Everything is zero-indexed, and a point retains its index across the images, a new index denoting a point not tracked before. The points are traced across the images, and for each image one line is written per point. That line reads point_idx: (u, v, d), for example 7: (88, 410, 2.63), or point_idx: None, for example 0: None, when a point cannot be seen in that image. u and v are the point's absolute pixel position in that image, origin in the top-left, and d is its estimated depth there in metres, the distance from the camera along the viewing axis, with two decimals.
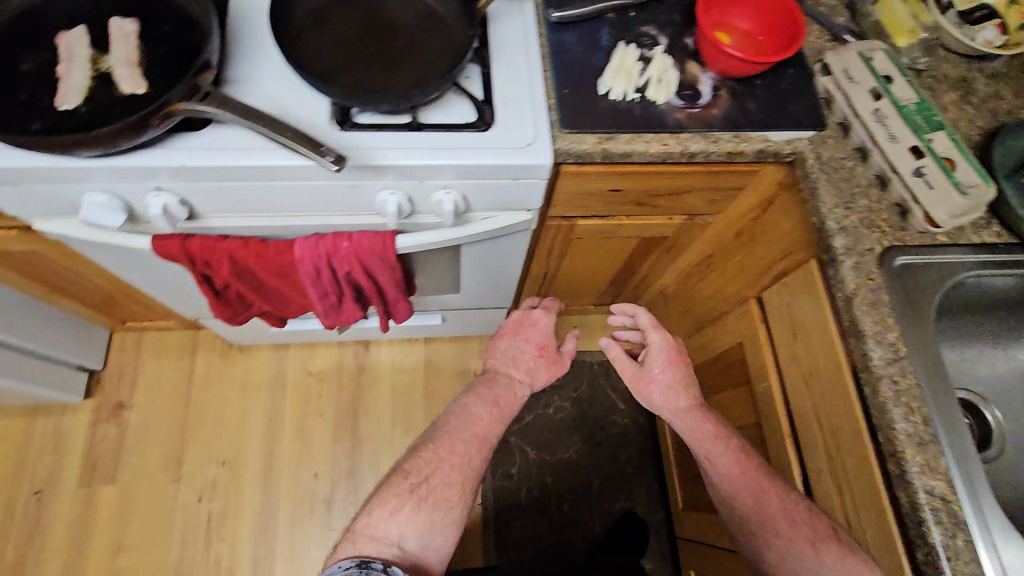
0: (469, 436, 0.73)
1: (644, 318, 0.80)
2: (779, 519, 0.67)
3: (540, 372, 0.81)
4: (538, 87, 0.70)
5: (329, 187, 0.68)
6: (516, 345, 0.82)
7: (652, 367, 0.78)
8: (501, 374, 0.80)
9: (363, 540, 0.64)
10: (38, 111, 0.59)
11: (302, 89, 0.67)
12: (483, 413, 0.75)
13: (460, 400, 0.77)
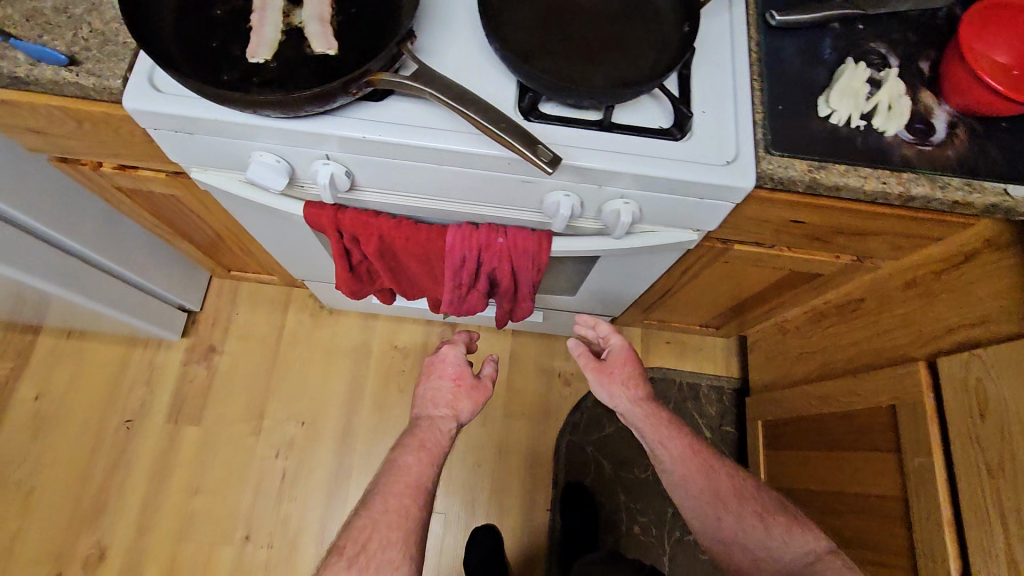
0: (400, 489, 0.73)
1: (604, 328, 0.87)
2: (728, 496, 0.80)
3: (462, 404, 0.83)
4: (746, 98, 0.62)
5: (501, 179, 0.63)
6: (439, 384, 0.84)
7: (612, 367, 0.84)
8: (429, 421, 0.81)
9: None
10: (229, 62, 0.57)
11: (490, 69, 0.62)
12: (411, 462, 0.76)
13: (388, 458, 0.78)
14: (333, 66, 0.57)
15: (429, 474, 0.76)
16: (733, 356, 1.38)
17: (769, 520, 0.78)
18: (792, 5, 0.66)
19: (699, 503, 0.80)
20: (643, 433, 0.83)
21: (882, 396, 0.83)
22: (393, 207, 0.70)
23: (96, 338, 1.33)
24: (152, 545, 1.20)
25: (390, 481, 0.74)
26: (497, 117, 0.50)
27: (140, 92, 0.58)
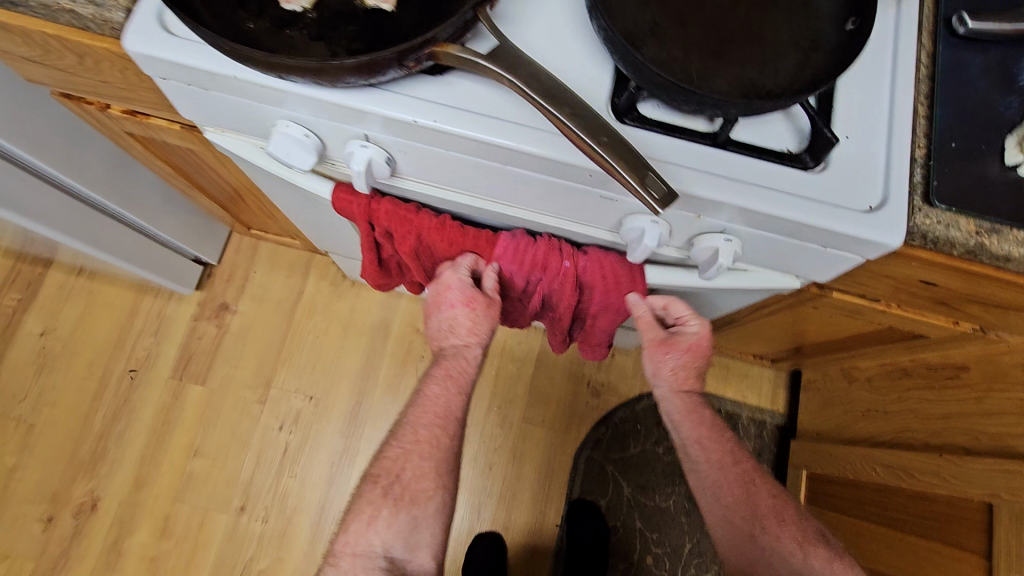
0: (431, 419, 0.63)
1: (678, 307, 0.67)
2: (767, 515, 0.68)
3: (484, 327, 0.63)
4: (906, 127, 0.48)
5: (576, 191, 0.50)
6: (453, 315, 0.62)
7: (675, 348, 0.67)
8: (451, 356, 0.65)
9: (343, 556, 0.59)
10: (257, 5, 0.45)
11: (582, 51, 0.49)
12: (440, 392, 0.64)
13: (415, 387, 0.67)
14: (387, 27, 0.45)
15: (460, 404, 0.65)
16: (782, 390, 1.26)
17: (785, 526, 0.68)
18: (981, 10, 0.51)
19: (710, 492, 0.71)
20: (677, 426, 0.72)
21: (975, 489, 0.71)
22: (439, 202, 0.58)
23: (107, 280, 1.26)
24: (146, 502, 1.15)
25: (420, 408, 0.64)
26: (601, 128, 0.37)
27: (146, 32, 0.46)
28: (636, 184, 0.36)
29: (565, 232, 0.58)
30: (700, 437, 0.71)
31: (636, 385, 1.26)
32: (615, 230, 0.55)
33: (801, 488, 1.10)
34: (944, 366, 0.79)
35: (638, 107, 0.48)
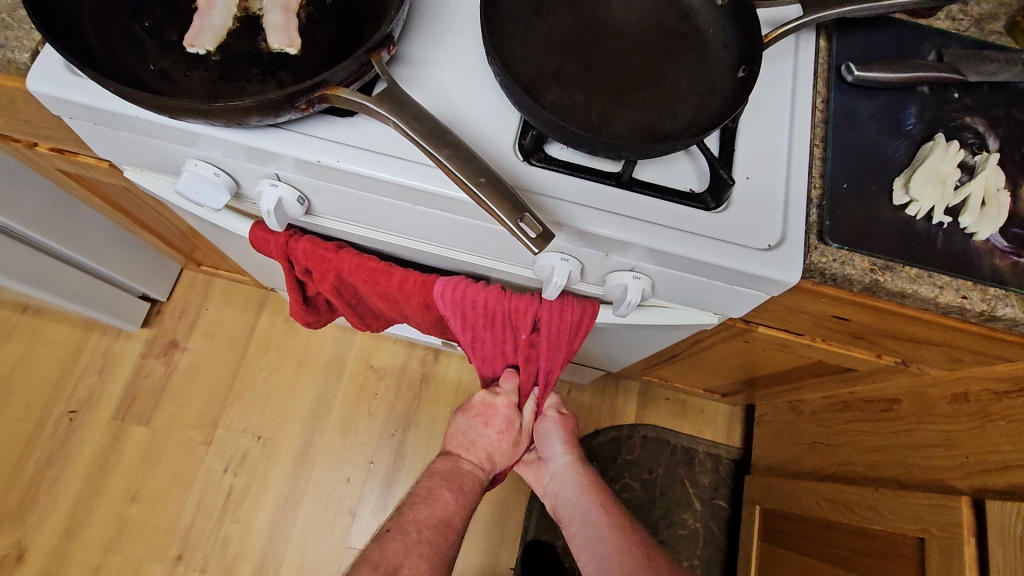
0: (435, 520, 0.70)
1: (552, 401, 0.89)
2: None
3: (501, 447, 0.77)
4: (802, 167, 0.50)
5: (484, 230, 0.51)
6: (479, 432, 0.76)
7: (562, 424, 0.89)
8: (466, 464, 0.76)
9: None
10: (163, 48, 0.46)
11: (487, 92, 0.50)
12: (446, 498, 0.72)
13: (420, 487, 0.74)
14: (290, 69, 0.46)
15: (462, 509, 0.73)
16: (737, 426, 1.25)
17: None
18: (869, 58, 0.53)
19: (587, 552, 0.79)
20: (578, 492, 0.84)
21: (909, 524, 0.70)
22: (359, 240, 0.59)
23: (52, 317, 1.23)
24: (76, 553, 1.10)
25: (424, 507, 0.71)
26: (478, 169, 0.40)
27: (49, 71, 0.47)
28: (512, 225, 0.39)
29: (487, 269, 0.58)
30: (590, 502, 0.83)
31: (593, 420, 1.25)
32: (532, 267, 0.55)
33: (755, 527, 1.08)
34: (878, 400, 0.80)
35: (544, 148, 0.49)
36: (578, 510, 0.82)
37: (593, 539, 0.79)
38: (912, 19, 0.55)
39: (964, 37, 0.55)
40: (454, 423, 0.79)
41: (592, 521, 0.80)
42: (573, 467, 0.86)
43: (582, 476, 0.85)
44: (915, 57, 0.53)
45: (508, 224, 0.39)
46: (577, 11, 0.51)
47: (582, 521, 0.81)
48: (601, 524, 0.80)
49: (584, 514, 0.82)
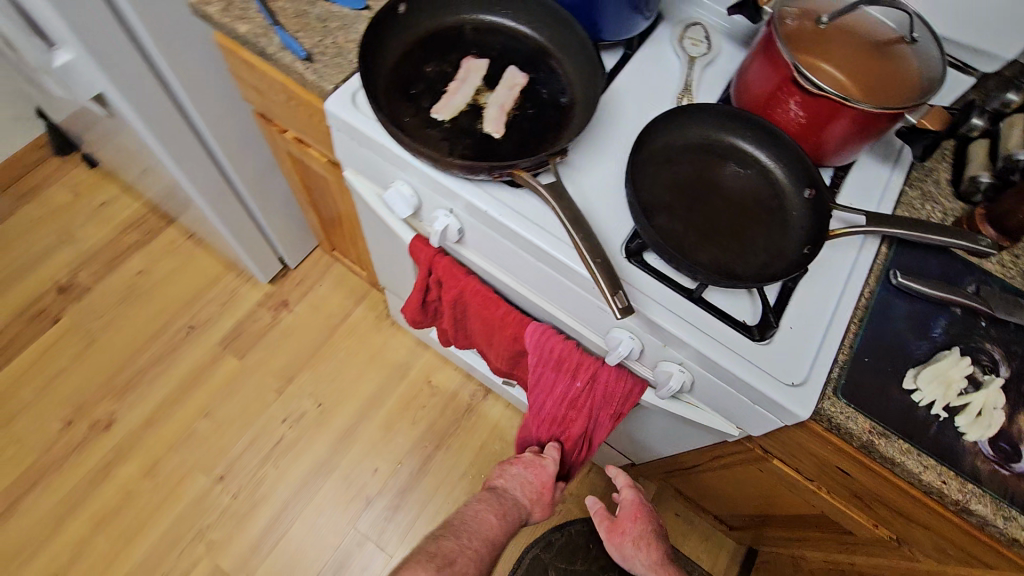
0: (479, 534, 0.78)
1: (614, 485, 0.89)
2: None
3: (537, 502, 0.87)
4: (836, 333, 0.63)
5: (580, 296, 0.67)
6: (523, 477, 0.86)
7: (624, 523, 0.88)
8: (509, 499, 0.85)
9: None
10: (416, 107, 0.69)
11: (617, 204, 0.67)
12: (489, 520, 0.80)
13: (469, 507, 0.83)
14: (491, 148, 0.67)
15: (500, 533, 0.80)
16: (733, 565, 1.29)
17: None
18: (919, 271, 0.67)
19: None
20: None
21: None
22: (483, 272, 0.77)
23: (206, 250, 1.51)
24: (148, 440, 1.30)
25: (468, 524, 0.79)
26: (597, 252, 0.57)
27: (342, 101, 0.70)
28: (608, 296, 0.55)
29: (569, 329, 0.75)
30: None
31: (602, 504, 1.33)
32: (603, 338, 0.71)
33: None
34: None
35: (642, 253, 0.66)
36: None
37: None
38: (965, 255, 0.68)
39: (1007, 281, 0.67)
40: (499, 471, 0.89)
41: None
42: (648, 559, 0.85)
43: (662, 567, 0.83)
44: (957, 284, 0.66)
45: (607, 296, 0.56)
46: (698, 169, 0.69)
47: None
48: None
49: None
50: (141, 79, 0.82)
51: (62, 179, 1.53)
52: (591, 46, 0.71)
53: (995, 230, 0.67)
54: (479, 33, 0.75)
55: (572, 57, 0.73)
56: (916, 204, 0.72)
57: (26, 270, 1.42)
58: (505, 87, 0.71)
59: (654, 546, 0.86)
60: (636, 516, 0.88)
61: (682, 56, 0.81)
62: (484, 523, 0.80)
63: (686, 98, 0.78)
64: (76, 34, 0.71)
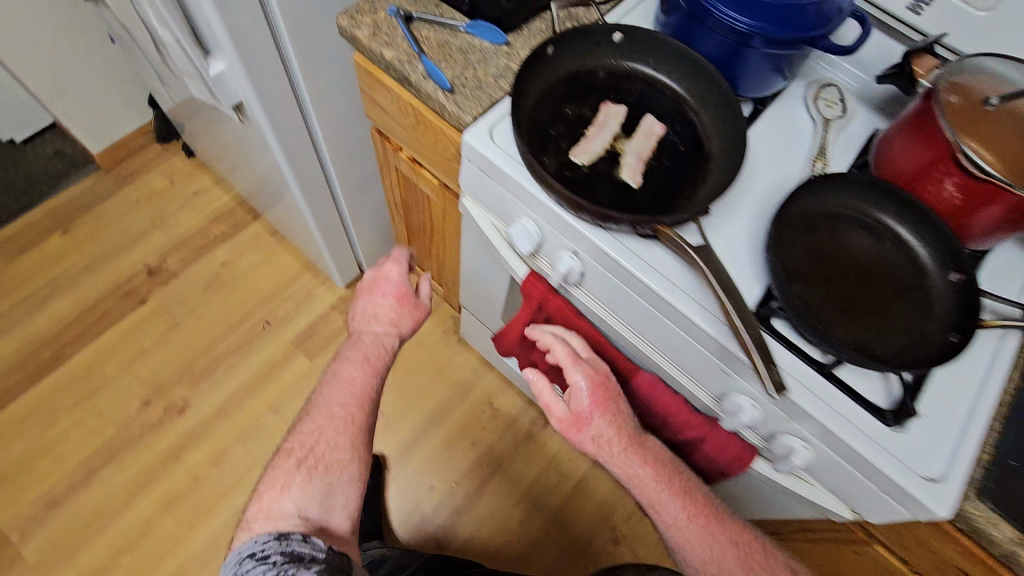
0: (346, 398, 0.84)
1: (563, 355, 0.75)
2: None
3: (404, 321, 0.91)
4: (978, 430, 0.59)
5: (702, 357, 0.66)
6: (381, 300, 0.90)
7: (586, 414, 0.75)
8: (369, 339, 0.89)
9: (257, 523, 0.71)
10: (554, 148, 0.69)
11: (749, 268, 0.67)
12: (355, 372, 0.86)
13: (336, 368, 0.88)
14: (626, 199, 0.67)
15: (372, 382, 0.87)
16: None
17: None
18: None
19: (688, 543, 0.74)
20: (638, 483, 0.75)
21: None
22: (593, 316, 0.77)
23: (288, 247, 1.55)
24: (218, 429, 1.33)
25: (337, 388, 0.85)
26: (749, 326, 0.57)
27: (479, 135, 0.72)
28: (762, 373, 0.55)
29: (677, 384, 0.74)
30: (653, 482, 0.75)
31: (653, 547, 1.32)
32: (714, 398, 0.70)
33: None
34: None
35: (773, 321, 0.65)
36: (656, 499, 0.75)
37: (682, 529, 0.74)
38: None
39: None
40: (355, 303, 0.93)
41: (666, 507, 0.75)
42: (618, 450, 0.75)
43: (638, 455, 0.75)
44: None
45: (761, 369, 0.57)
46: (834, 239, 0.67)
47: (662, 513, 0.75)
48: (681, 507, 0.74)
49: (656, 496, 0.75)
50: (277, 84, 0.85)
51: (160, 166, 1.60)
52: (737, 103, 0.70)
53: None
54: (615, 77, 0.74)
55: (713, 108, 0.72)
56: None
57: (121, 251, 1.48)
58: (642, 135, 0.71)
59: (626, 422, 0.76)
60: (601, 396, 0.75)
61: (817, 117, 0.79)
62: (350, 376, 0.87)
63: (821, 161, 0.76)
64: (231, 39, 0.74)
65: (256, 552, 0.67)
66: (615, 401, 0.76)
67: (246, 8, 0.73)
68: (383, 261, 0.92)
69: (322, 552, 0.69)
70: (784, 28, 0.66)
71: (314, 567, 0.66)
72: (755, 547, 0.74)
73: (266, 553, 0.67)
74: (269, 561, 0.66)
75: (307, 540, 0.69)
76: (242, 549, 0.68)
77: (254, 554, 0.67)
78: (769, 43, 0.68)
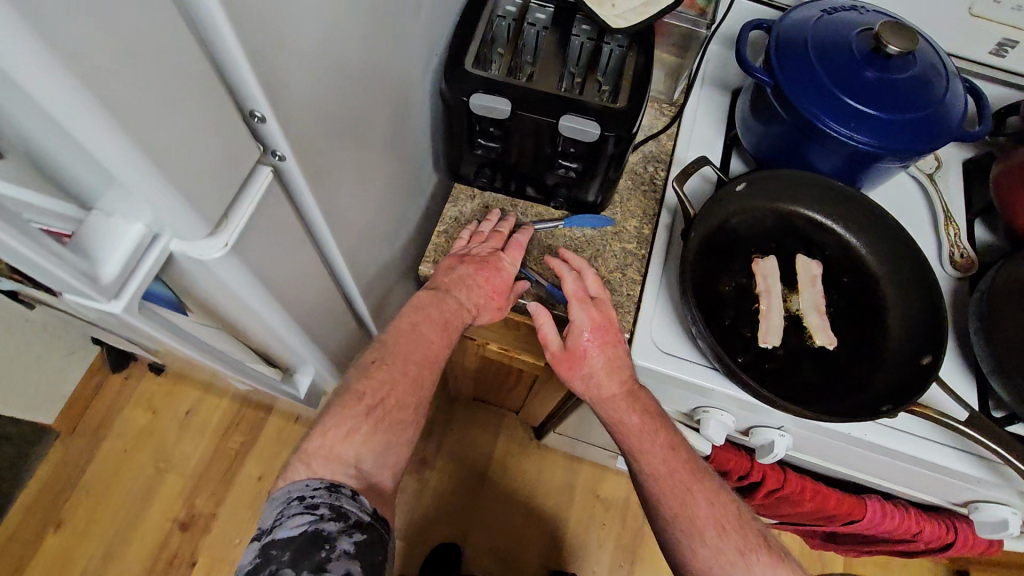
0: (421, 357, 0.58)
1: (569, 283, 0.61)
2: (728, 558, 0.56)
3: (488, 307, 0.62)
4: None
5: (946, 481, 0.65)
6: (474, 281, 0.61)
7: (579, 348, 0.60)
8: (449, 305, 0.60)
9: (318, 463, 0.51)
10: (743, 343, 0.62)
11: (957, 386, 0.66)
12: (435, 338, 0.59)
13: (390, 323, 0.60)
14: (832, 371, 0.62)
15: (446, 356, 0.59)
16: None
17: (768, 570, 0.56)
18: None
19: (663, 499, 0.58)
20: (623, 425, 0.59)
21: None
22: (794, 458, 0.73)
23: None
24: None
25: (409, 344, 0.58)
26: None
27: (646, 348, 0.62)
28: None
29: (900, 494, 0.73)
30: (647, 440, 0.59)
31: None
32: (953, 501, 0.70)
33: None
34: None
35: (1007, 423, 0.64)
36: (645, 452, 0.59)
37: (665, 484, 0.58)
38: None
39: None
40: (446, 263, 0.63)
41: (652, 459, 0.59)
42: (609, 382, 0.59)
43: (632, 401, 0.59)
44: None
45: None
46: None
47: (651, 467, 0.59)
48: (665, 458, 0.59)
49: (642, 445, 0.59)
50: (346, 336, 0.70)
51: (130, 397, 1.34)
52: (888, 218, 0.65)
53: None
54: (743, 223, 0.67)
55: (857, 220, 0.68)
56: None
57: (140, 513, 1.25)
58: (805, 281, 0.65)
59: (625, 371, 0.60)
60: (602, 335, 0.60)
61: (919, 176, 0.77)
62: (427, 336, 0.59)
63: (953, 227, 0.73)
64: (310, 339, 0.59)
65: (303, 497, 0.47)
66: (619, 348, 0.60)
67: (324, 308, 0.59)
68: (499, 236, 0.64)
69: (370, 515, 0.49)
70: (917, 142, 0.61)
71: (360, 535, 0.46)
72: (733, 509, 0.58)
73: (315, 501, 0.47)
74: (315, 513, 0.46)
75: (356, 498, 0.49)
76: (283, 493, 0.49)
77: (300, 499, 0.47)
78: (898, 159, 0.63)
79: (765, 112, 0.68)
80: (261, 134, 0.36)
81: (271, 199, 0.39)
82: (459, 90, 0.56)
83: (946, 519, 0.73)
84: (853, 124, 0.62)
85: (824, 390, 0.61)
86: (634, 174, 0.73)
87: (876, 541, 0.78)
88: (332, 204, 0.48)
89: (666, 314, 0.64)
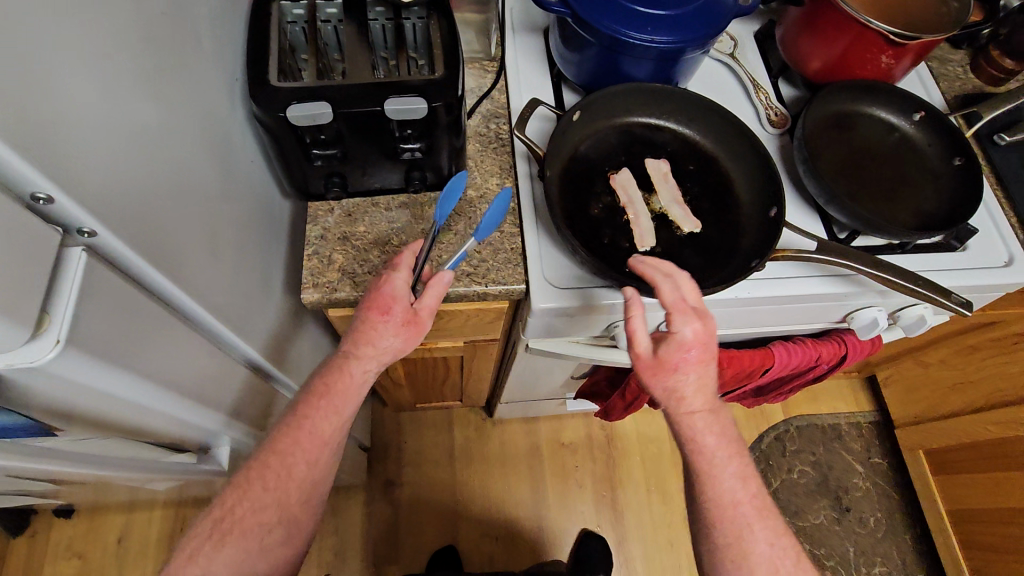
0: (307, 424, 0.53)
1: (668, 292, 0.56)
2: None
3: (389, 335, 0.57)
4: (996, 211, 0.76)
5: (823, 306, 0.74)
6: (377, 323, 0.57)
7: (671, 359, 0.56)
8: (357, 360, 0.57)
9: None
10: (624, 254, 0.66)
11: (806, 225, 0.75)
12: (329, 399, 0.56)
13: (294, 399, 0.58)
14: (707, 251, 0.67)
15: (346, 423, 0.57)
16: (862, 392, 1.49)
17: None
18: (1007, 125, 0.81)
19: (722, 522, 0.57)
20: (698, 442, 0.57)
21: None
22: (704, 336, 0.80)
23: None
24: None
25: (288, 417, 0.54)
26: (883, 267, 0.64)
27: (542, 291, 0.65)
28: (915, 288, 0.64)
29: (797, 332, 0.82)
30: (725, 464, 0.57)
31: (754, 425, 1.44)
32: (836, 320, 0.80)
33: (922, 466, 1.33)
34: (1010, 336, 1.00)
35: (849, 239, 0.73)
36: (718, 474, 0.57)
37: (726, 507, 0.57)
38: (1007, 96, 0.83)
39: None
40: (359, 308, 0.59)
41: (727, 480, 0.57)
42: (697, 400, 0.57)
43: (715, 426, 0.57)
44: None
45: (913, 289, 0.64)
46: (831, 148, 0.77)
47: (722, 490, 0.57)
48: (735, 483, 0.58)
49: (718, 467, 0.57)
50: (253, 395, 0.66)
51: (48, 554, 1.19)
52: (703, 101, 0.72)
53: (1011, 60, 0.84)
54: (590, 148, 0.71)
55: (686, 112, 0.74)
56: (944, 70, 0.87)
57: None
58: (657, 181, 0.70)
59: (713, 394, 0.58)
60: (700, 354, 0.56)
61: (722, 58, 0.84)
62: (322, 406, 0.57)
63: (763, 91, 0.81)
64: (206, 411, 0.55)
65: None
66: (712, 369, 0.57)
67: (215, 374, 0.56)
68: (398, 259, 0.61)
69: None
70: (709, 27, 0.66)
71: None
72: (788, 548, 0.58)
73: None
74: None
75: None
76: None
77: None
78: (698, 48, 0.68)
79: (574, 41, 0.72)
80: (52, 215, 0.33)
81: (99, 280, 0.37)
82: (270, 107, 0.54)
83: (838, 337, 0.83)
84: (649, 28, 0.66)
85: (706, 269, 0.66)
86: (480, 136, 0.74)
87: (794, 378, 0.88)
88: (181, 266, 0.45)
89: (552, 254, 0.67)
